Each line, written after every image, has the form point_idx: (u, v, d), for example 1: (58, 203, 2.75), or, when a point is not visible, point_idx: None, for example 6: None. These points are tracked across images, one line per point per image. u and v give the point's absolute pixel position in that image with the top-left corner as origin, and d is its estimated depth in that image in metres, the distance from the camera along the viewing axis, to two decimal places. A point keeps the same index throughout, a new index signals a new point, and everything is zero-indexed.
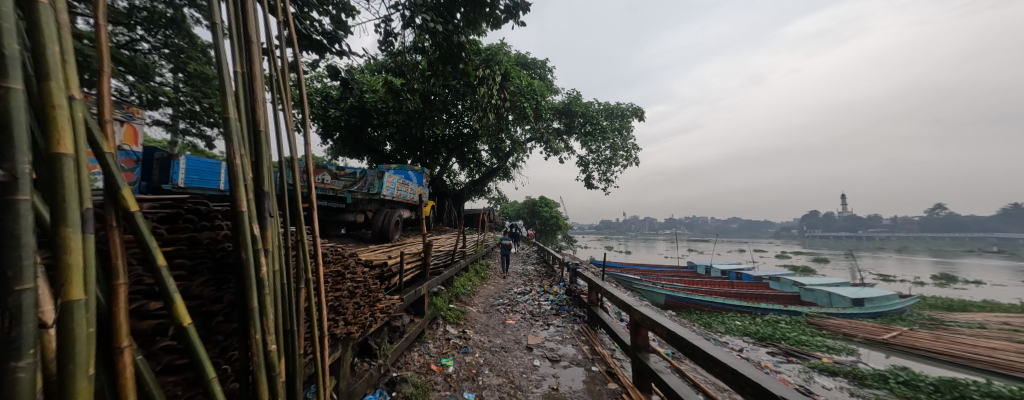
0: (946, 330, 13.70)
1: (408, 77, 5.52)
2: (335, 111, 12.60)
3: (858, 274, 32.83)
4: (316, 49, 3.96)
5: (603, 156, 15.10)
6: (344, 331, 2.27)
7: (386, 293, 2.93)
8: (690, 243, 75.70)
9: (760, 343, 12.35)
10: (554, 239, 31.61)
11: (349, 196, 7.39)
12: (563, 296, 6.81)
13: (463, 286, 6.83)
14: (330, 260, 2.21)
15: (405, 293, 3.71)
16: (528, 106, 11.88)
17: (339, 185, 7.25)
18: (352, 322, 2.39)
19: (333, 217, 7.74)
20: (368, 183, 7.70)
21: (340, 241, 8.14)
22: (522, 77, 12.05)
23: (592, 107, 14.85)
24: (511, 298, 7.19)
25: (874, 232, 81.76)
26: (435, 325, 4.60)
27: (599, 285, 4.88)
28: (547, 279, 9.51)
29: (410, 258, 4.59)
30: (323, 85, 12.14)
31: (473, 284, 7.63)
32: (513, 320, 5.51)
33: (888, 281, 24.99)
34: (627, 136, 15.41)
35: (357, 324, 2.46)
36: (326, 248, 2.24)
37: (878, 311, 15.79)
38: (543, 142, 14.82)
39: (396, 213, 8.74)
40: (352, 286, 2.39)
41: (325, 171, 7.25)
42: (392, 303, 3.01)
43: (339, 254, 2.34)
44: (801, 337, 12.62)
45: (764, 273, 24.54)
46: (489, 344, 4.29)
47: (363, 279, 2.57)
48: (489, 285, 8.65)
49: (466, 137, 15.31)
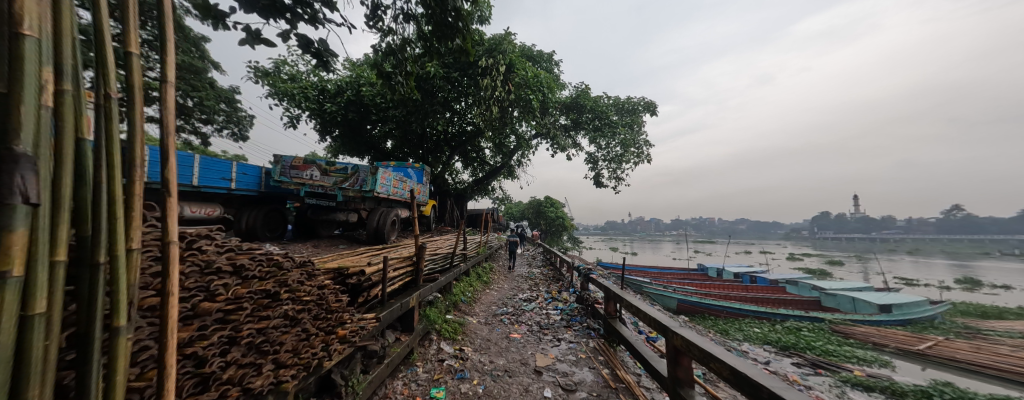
0: (985, 340, 12.75)
1: (401, 57, 4.95)
2: (331, 105, 11.74)
3: (876, 277, 31.61)
4: (284, 14, 3.30)
5: (614, 153, 14.30)
6: (272, 382, 1.86)
7: (351, 314, 2.54)
8: (697, 244, 74.13)
9: (783, 353, 11.59)
10: (560, 240, 30.82)
11: (341, 193, 6.80)
12: (574, 305, 6.13)
13: (462, 293, 6.17)
14: (253, 277, 1.86)
15: (387, 309, 3.04)
16: (533, 99, 11.19)
17: (329, 181, 6.78)
18: (288, 363, 1.98)
19: (322, 216, 7.20)
20: (361, 179, 6.83)
21: (332, 241, 7.52)
22: (528, 68, 11.32)
23: (602, 101, 14.10)
24: (515, 306, 6.51)
25: (888, 233, 79.59)
26: (428, 342, 3.96)
27: (619, 295, 4.20)
28: (554, 284, 8.83)
29: (398, 263, 3.90)
30: (320, 78, 11.58)
31: (474, 290, 6.98)
32: (518, 334, 4.84)
33: (910, 285, 23.87)
34: (638, 131, 14.57)
35: (297, 365, 2.05)
36: (255, 258, 1.91)
37: (907, 319, 14.83)
38: (550, 138, 14.13)
39: (392, 213, 8.08)
40: (291, 310, 2.01)
41: (315, 166, 6.77)
42: (357, 328, 2.55)
43: (272, 264, 2.01)
44: (827, 347, 11.83)
45: (782, 276, 23.44)
46: (489, 366, 3.62)
47: (310, 299, 2.21)
48: (492, 290, 7.95)
49: (469, 135, 14.69)
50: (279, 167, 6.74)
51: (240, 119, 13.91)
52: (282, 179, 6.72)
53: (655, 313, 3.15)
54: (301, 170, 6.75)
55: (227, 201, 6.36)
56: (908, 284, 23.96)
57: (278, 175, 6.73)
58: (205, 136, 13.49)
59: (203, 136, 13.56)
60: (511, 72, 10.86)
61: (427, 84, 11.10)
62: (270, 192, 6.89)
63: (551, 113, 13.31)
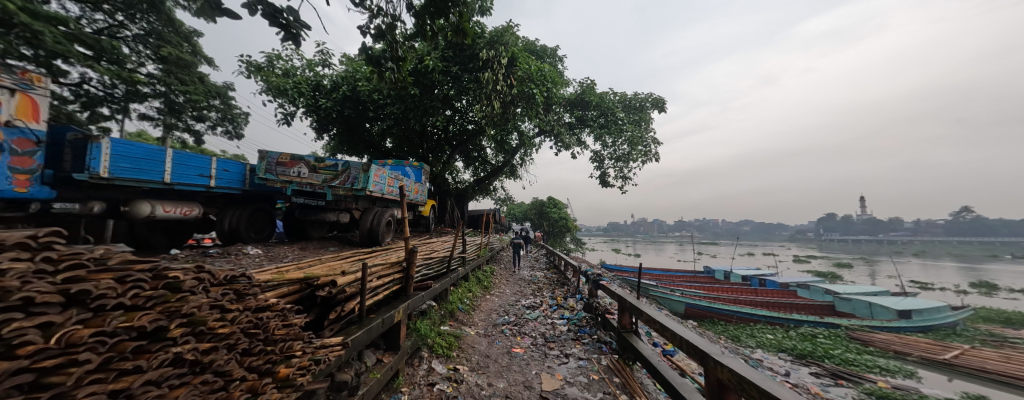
0: (1014, 349, 12.07)
1: (391, 41, 4.51)
2: (325, 101, 11.25)
3: (890, 281, 30.69)
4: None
5: (620, 151, 13.75)
6: None
7: (306, 346, 1.71)
8: (701, 246, 73.32)
9: (800, 362, 11.03)
10: (563, 241, 30.28)
11: (330, 192, 6.32)
12: (581, 313, 5.63)
13: (460, 300, 5.69)
14: (110, 312, 0.96)
15: (365, 327, 2.53)
16: (537, 94, 10.72)
17: (318, 179, 6.34)
18: None
19: (311, 216, 6.69)
20: (352, 177, 6.34)
21: (321, 243, 7.00)
22: (532, 62, 10.84)
23: (608, 98, 13.58)
24: (517, 314, 6.01)
25: (897, 235, 78.30)
26: (417, 360, 3.47)
27: (635, 306, 3.71)
28: (559, 288, 8.33)
29: (383, 270, 3.39)
30: (315, 73, 11.15)
31: (474, 296, 6.49)
32: (521, 348, 4.34)
33: (927, 289, 23.04)
34: (646, 128, 14.02)
35: None
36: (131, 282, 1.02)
37: (928, 325, 14.16)
38: (554, 136, 13.63)
39: (387, 213, 7.59)
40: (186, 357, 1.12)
41: (302, 163, 6.32)
42: (315, 368, 1.74)
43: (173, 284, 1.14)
44: (846, 355, 11.25)
45: (791, 279, 22.79)
46: (487, 391, 3.12)
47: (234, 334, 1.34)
48: (493, 296, 7.44)
49: (470, 133, 14.24)
50: (264, 163, 6.29)
51: (235, 117, 13.56)
52: (267, 177, 6.27)
53: (684, 332, 2.65)
54: (288, 167, 6.30)
55: (208, 199, 5.93)
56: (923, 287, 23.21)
57: (263, 172, 6.27)
58: (200, 134, 13.15)
59: (197, 134, 13.23)
60: (514, 65, 10.40)
61: (426, 78, 10.63)
62: (255, 190, 6.43)
63: (555, 110, 12.81)
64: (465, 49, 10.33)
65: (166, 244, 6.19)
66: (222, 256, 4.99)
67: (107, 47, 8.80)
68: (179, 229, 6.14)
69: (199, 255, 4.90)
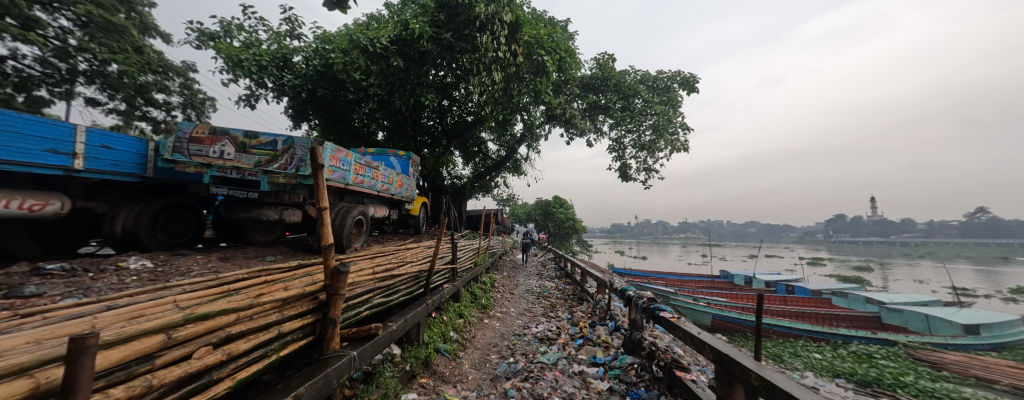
0: None
1: None
2: (293, 78, 9.50)
3: (921, 285, 28.65)
4: None
5: (642, 140, 11.96)
6: None
7: None
8: (709, 248, 71.17)
9: (866, 391, 9.05)
10: (569, 244, 28.39)
11: (264, 179, 4.52)
12: (624, 354, 3.80)
13: (443, 335, 3.86)
14: None
15: None
16: (549, 65, 8.96)
17: (249, 161, 4.55)
18: None
19: (242, 214, 4.87)
20: (297, 159, 4.54)
21: (260, 251, 5.16)
22: (542, 28, 9.04)
23: (628, 78, 11.76)
24: (527, 352, 4.20)
25: (914, 236, 75.56)
26: None
27: (771, 377, 1.86)
28: (580, 307, 6.54)
29: (244, 325, 1.55)
30: (283, 46, 9.42)
31: (466, 324, 4.68)
32: None
33: (973, 296, 20.88)
34: (672, 113, 12.18)
35: None
36: None
37: (999, 342, 12.19)
38: (565, 123, 11.80)
39: (355, 211, 5.81)
40: None
41: (227, 139, 4.55)
42: None
43: None
44: (923, 383, 9.17)
45: (823, 286, 20.71)
46: None
47: None
48: (494, 320, 5.65)
49: (469, 123, 12.53)
50: (171, 140, 4.51)
51: (200, 103, 11.87)
52: (176, 158, 4.50)
53: None
54: (206, 145, 4.54)
55: (91, 190, 4.21)
56: (967, 295, 21.10)
57: (170, 152, 4.51)
58: (159, 121, 11.42)
59: (155, 121, 11.48)
60: (518, 32, 8.69)
61: (414, 48, 8.84)
62: (164, 177, 4.69)
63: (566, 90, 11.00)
64: (460, 13, 8.60)
65: (36, 255, 4.36)
66: (68, 275, 3.23)
67: (11, 5, 7.01)
68: (57, 232, 4.45)
69: (27, 274, 3.13)
